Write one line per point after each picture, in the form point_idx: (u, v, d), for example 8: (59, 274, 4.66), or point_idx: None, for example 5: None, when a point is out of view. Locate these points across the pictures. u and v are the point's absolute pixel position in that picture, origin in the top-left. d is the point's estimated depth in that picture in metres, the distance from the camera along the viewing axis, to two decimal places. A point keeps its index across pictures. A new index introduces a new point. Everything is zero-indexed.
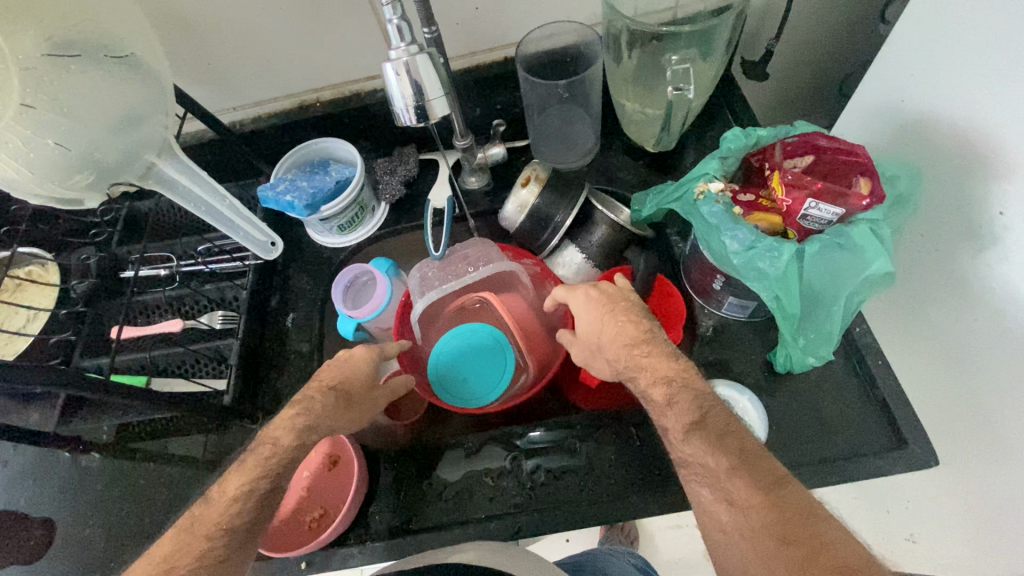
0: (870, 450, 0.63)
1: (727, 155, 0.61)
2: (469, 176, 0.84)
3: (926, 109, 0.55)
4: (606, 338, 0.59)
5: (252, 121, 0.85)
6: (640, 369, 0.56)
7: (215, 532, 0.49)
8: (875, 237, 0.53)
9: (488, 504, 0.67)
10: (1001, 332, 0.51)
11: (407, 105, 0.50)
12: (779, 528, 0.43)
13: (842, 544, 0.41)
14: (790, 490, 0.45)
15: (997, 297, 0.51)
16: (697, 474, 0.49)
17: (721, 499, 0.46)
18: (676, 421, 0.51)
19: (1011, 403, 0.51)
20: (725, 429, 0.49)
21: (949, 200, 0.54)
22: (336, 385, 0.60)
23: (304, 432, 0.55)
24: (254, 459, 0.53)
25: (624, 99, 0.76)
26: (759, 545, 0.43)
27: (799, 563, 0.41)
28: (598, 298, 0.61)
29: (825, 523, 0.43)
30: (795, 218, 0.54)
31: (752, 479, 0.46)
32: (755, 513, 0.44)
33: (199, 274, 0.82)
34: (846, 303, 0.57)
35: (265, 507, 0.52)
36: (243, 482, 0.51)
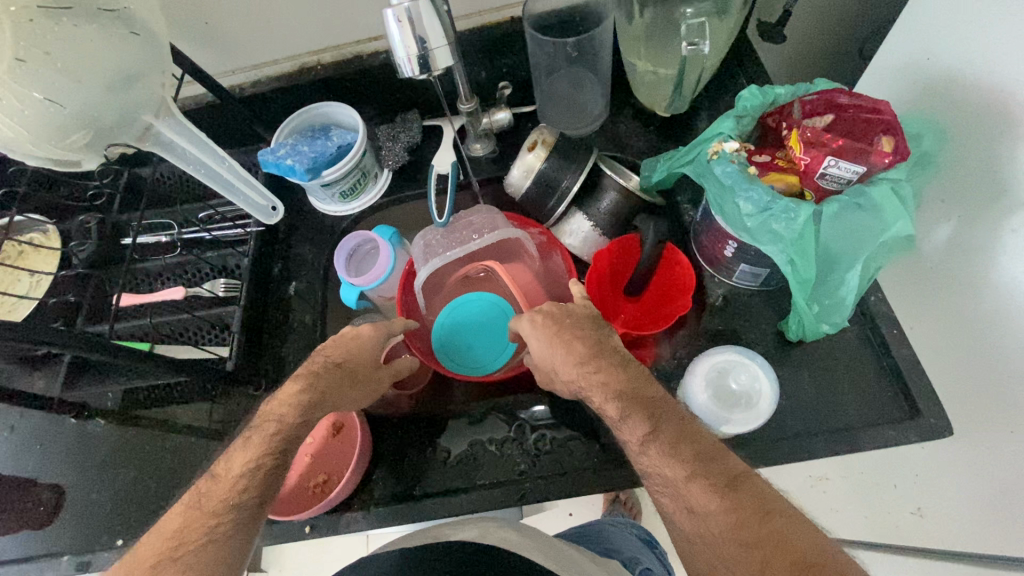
0: (880, 421, 0.63)
1: (743, 114, 0.59)
2: (474, 143, 0.82)
3: (954, 69, 0.52)
4: (559, 360, 0.57)
5: (253, 84, 0.82)
6: (594, 388, 0.54)
7: (222, 508, 0.48)
8: (896, 197, 0.50)
9: (491, 471, 0.66)
10: (1017, 308, 0.49)
11: (409, 55, 0.48)
12: (737, 530, 0.42)
13: (799, 536, 0.41)
14: (746, 488, 0.45)
15: (1017, 267, 0.49)
16: (657, 484, 0.48)
17: (681, 508, 0.46)
18: (631, 433, 0.50)
19: (1011, 383, 0.49)
20: (677, 438, 0.48)
21: (972, 160, 0.52)
22: (342, 363, 0.59)
23: (307, 408, 0.54)
24: (258, 436, 0.52)
25: (635, 59, 0.72)
26: (721, 548, 0.43)
27: (759, 563, 0.40)
28: (544, 322, 0.60)
29: (781, 519, 0.42)
30: (813, 178, 0.52)
31: (707, 484, 0.45)
32: (713, 519, 0.43)
33: (201, 242, 0.80)
34: (863, 268, 0.54)
35: (271, 481, 0.50)
36: (249, 458, 0.50)
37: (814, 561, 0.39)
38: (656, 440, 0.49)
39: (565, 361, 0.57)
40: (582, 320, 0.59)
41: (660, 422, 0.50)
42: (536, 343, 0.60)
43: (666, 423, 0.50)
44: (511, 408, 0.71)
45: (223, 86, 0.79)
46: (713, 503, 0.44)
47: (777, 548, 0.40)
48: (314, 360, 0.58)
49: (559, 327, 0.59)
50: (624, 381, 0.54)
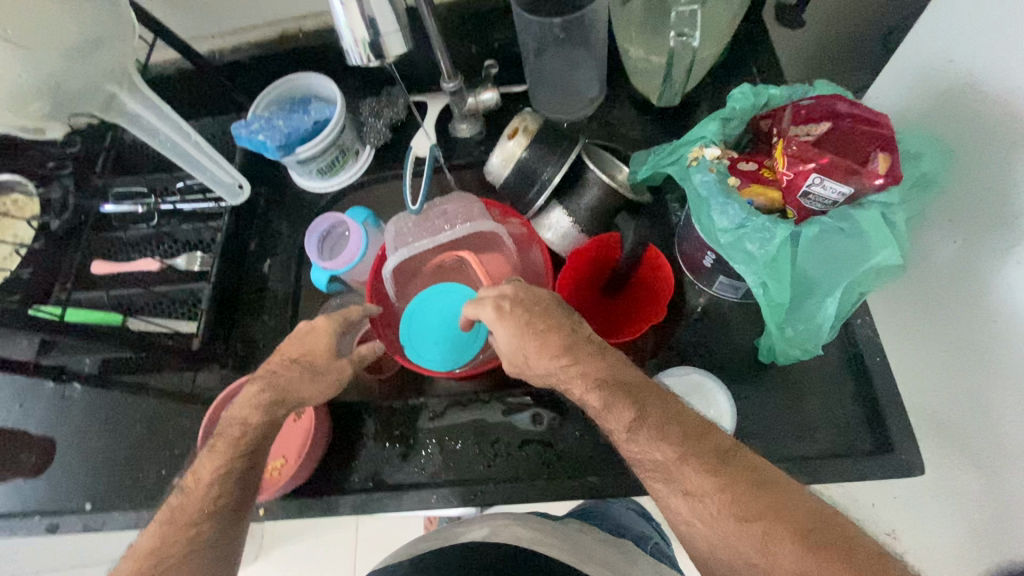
0: (850, 453, 0.59)
1: (730, 117, 0.54)
2: (460, 124, 0.78)
3: (959, 71, 0.47)
4: (530, 352, 0.52)
5: (232, 51, 0.79)
6: (573, 380, 0.51)
7: (200, 517, 0.49)
8: (884, 223, 0.46)
9: (445, 470, 0.65)
10: None
11: (355, 41, 0.44)
12: (735, 506, 0.43)
13: (796, 500, 0.42)
14: (736, 463, 0.45)
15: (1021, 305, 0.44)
16: (649, 470, 0.47)
17: (675, 491, 0.45)
18: (617, 423, 0.48)
19: (1012, 422, 0.45)
20: (665, 421, 0.47)
21: (980, 183, 0.46)
22: (300, 359, 0.55)
23: (270, 408, 0.53)
24: (223, 443, 0.52)
25: (629, 44, 0.66)
26: (721, 526, 0.43)
27: (760, 536, 0.41)
28: (514, 311, 0.53)
29: (779, 489, 0.43)
30: (795, 196, 0.47)
31: (700, 464, 0.45)
32: (709, 499, 0.43)
33: (176, 213, 0.80)
34: (844, 296, 0.50)
35: (242, 483, 0.52)
36: (219, 465, 0.51)
37: (813, 527, 0.40)
38: (644, 425, 0.47)
39: (541, 357, 0.52)
40: (557, 314, 0.53)
41: (645, 405, 0.48)
42: (504, 334, 0.53)
43: (652, 407, 0.48)
44: (474, 406, 0.68)
45: (200, 52, 0.76)
46: (704, 483, 0.44)
47: (776, 517, 0.41)
48: (272, 361, 0.55)
49: (527, 322, 0.52)
50: (605, 372, 0.51)
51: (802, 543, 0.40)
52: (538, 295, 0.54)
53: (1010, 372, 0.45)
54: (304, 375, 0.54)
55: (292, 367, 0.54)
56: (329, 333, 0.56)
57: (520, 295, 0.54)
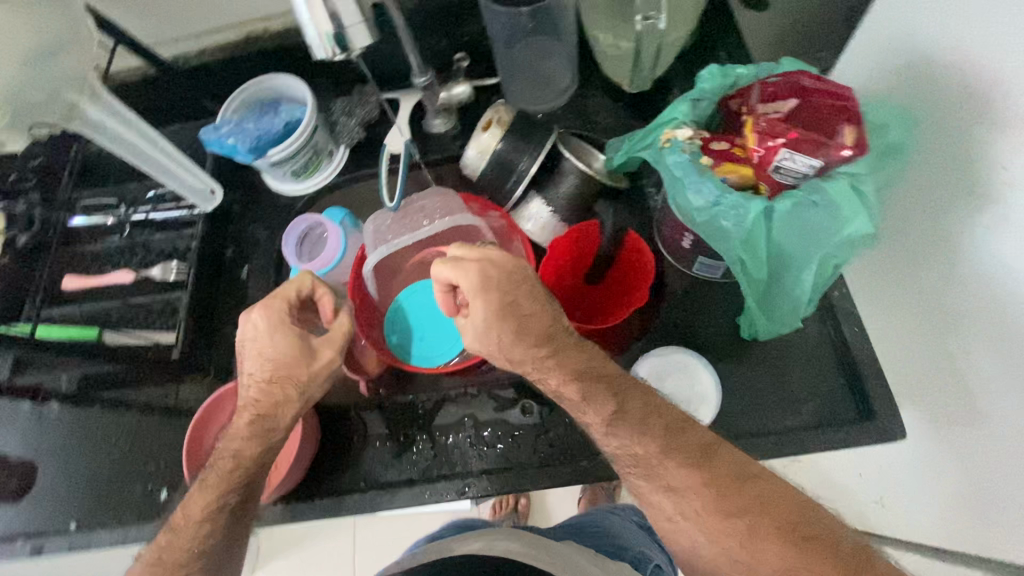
0: (836, 423, 0.60)
1: (701, 97, 0.54)
2: (434, 119, 0.78)
3: (914, 44, 0.49)
4: (506, 336, 0.51)
5: (196, 55, 0.77)
6: (548, 373, 0.52)
7: (187, 557, 0.50)
8: (854, 194, 0.46)
9: (437, 465, 0.64)
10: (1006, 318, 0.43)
11: (318, 34, 0.43)
12: (718, 501, 0.45)
13: (775, 495, 0.45)
14: (720, 456, 0.47)
15: (996, 267, 0.44)
16: (630, 466, 0.49)
17: (658, 487, 0.47)
18: (596, 416, 0.50)
19: (990, 387, 0.46)
20: (647, 415, 0.49)
21: (944, 152, 0.47)
22: (274, 373, 0.50)
23: (265, 436, 0.51)
24: (213, 477, 0.51)
25: (597, 32, 0.67)
26: (704, 522, 0.45)
27: (744, 531, 0.43)
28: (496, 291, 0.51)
29: (757, 481, 0.46)
30: (766, 171, 0.48)
31: (681, 458, 0.47)
32: (693, 495, 0.46)
33: (148, 223, 0.79)
34: (820, 269, 0.51)
35: (234, 522, 0.52)
36: (209, 501, 0.51)
37: (796, 522, 0.43)
38: (624, 421, 0.49)
39: (514, 346, 0.51)
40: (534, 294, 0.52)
41: (626, 400, 0.50)
42: (483, 309, 0.51)
43: (632, 401, 0.50)
44: (464, 399, 0.68)
45: (163, 57, 0.74)
46: (687, 476, 0.46)
47: (757, 514, 0.44)
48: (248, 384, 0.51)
49: (506, 299, 0.51)
50: (581, 363, 0.52)
51: (785, 539, 0.42)
52: (521, 269, 0.52)
53: (975, 332, 0.47)
54: (287, 394, 0.51)
55: (272, 386, 0.51)
56: (282, 331, 0.51)
57: (500, 267, 0.52)
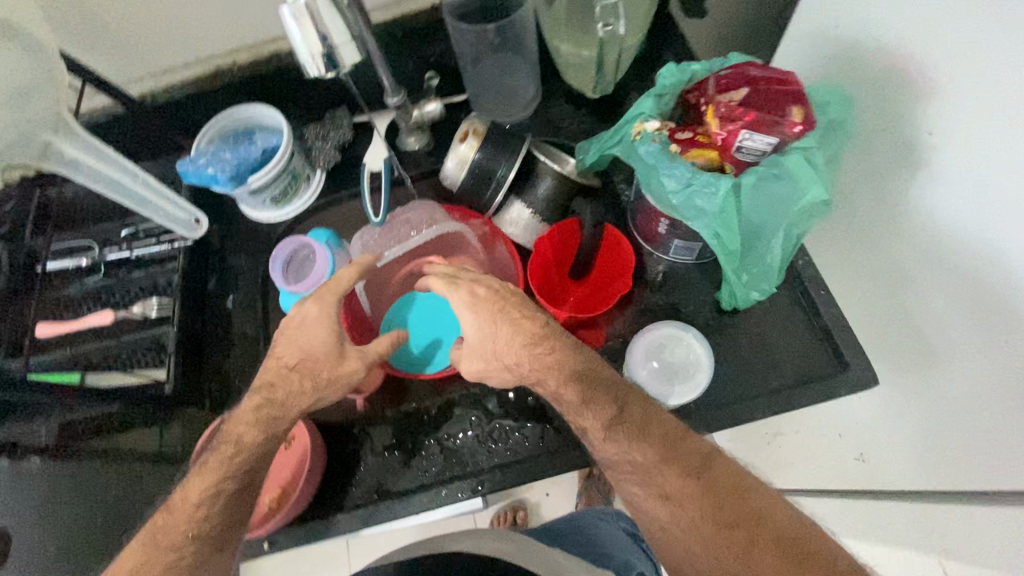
0: (812, 377, 0.66)
1: (663, 93, 0.59)
2: (407, 137, 0.80)
3: (841, 33, 0.56)
4: (500, 338, 0.54)
5: (164, 92, 0.77)
6: (549, 371, 0.53)
7: (183, 540, 0.46)
8: (808, 165, 0.52)
9: (448, 466, 0.65)
10: (950, 261, 0.48)
11: (313, 55, 0.46)
12: (715, 511, 0.44)
13: (777, 512, 0.43)
14: (718, 467, 0.46)
15: (935, 219, 0.49)
16: (628, 472, 0.48)
17: (656, 496, 0.46)
18: (595, 419, 0.50)
19: (947, 330, 0.50)
20: (645, 420, 0.49)
21: (878, 123, 0.53)
22: (298, 366, 0.52)
23: (269, 424, 0.50)
24: (215, 460, 0.49)
25: (559, 43, 0.72)
26: (699, 534, 0.44)
27: (744, 546, 0.42)
28: (487, 297, 0.55)
29: (754, 492, 0.44)
30: (730, 152, 0.53)
31: (681, 468, 0.46)
32: (691, 502, 0.45)
33: (125, 261, 0.78)
34: (786, 237, 0.56)
35: (233, 509, 0.48)
36: (207, 485, 0.48)
37: (798, 537, 0.41)
38: (622, 425, 0.49)
39: (511, 347, 0.54)
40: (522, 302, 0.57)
41: (626, 404, 0.50)
42: (475, 325, 0.55)
43: (632, 406, 0.50)
44: (469, 400, 0.69)
45: (131, 95, 0.74)
46: (682, 484, 0.45)
47: (755, 528, 0.42)
48: (269, 365, 0.52)
49: (497, 307, 0.55)
50: (581, 364, 0.53)
51: (787, 555, 0.40)
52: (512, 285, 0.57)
53: (922, 280, 0.52)
54: (305, 386, 0.52)
55: (289, 377, 0.52)
56: (319, 317, 0.52)
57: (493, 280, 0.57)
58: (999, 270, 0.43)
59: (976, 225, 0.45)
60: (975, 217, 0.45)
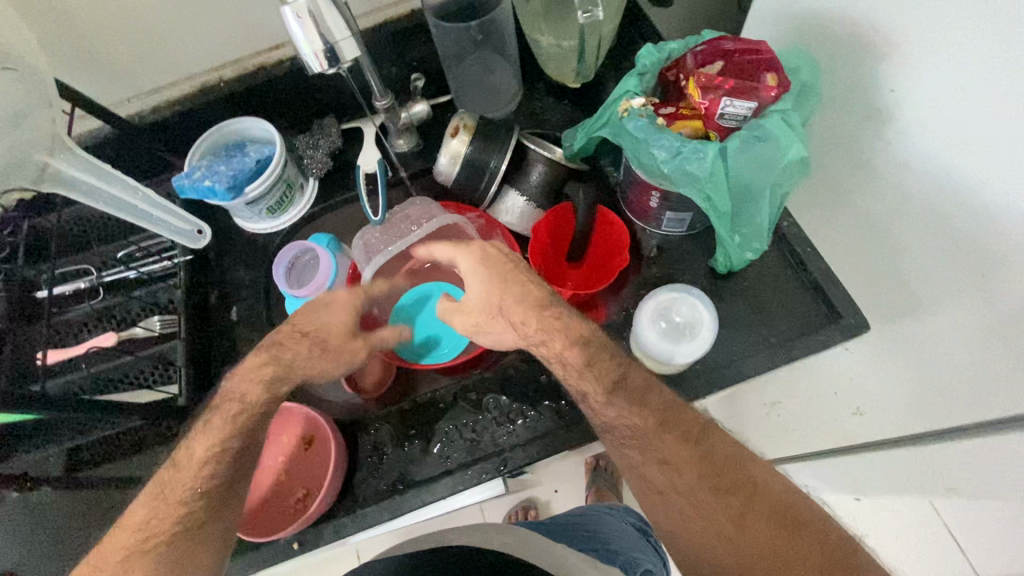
0: (808, 330, 0.70)
1: (644, 72, 0.63)
2: (397, 138, 0.83)
3: (803, 4, 0.60)
4: (509, 305, 0.53)
5: (152, 112, 0.78)
6: (553, 339, 0.52)
7: (189, 496, 0.49)
8: (787, 125, 0.55)
9: (469, 450, 0.66)
10: (924, 203, 0.52)
11: (316, 51, 0.48)
12: (713, 477, 0.47)
13: (770, 481, 0.46)
14: (716, 438, 0.49)
15: (905, 166, 0.53)
16: (625, 436, 0.50)
17: (652, 460, 0.48)
18: (596, 384, 0.51)
19: (925, 269, 0.54)
20: (646, 390, 0.51)
21: (844, 84, 0.58)
22: (309, 333, 0.53)
23: (273, 384, 0.51)
24: (220, 418, 0.50)
25: (537, 35, 0.75)
26: (695, 499, 0.47)
27: (737, 509, 0.45)
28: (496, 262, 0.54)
29: (751, 464, 0.47)
30: (714, 120, 0.57)
31: (678, 435, 0.48)
32: (688, 468, 0.47)
33: (125, 282, 0.77)
34: (773, 196, 0.59)
35: (238, 465, 0.51)
36: (212, 443, 0.50)
37: (792, 504, 0.45)
38: (623, 393, 0.50)
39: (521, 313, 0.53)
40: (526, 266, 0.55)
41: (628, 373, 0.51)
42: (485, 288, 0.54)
43: (634, 376, 0.51)
44: (483, 386, 0.69)
45: (120, 117, 0.75)
46: (683, 453, 0.48)
47: (751, 496, 0.45)
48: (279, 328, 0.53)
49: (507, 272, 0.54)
50: (590, 334, 0.52)
51: (780, 521, 0.44)
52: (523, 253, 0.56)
53: (899, 225, 0.56)
54: (313, 351, 0.52)
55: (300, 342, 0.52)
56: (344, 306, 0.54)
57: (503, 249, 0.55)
58: (982, 199, 0.46)
59: (953, 160, 0.48)
60: (952, 151, 0.48)
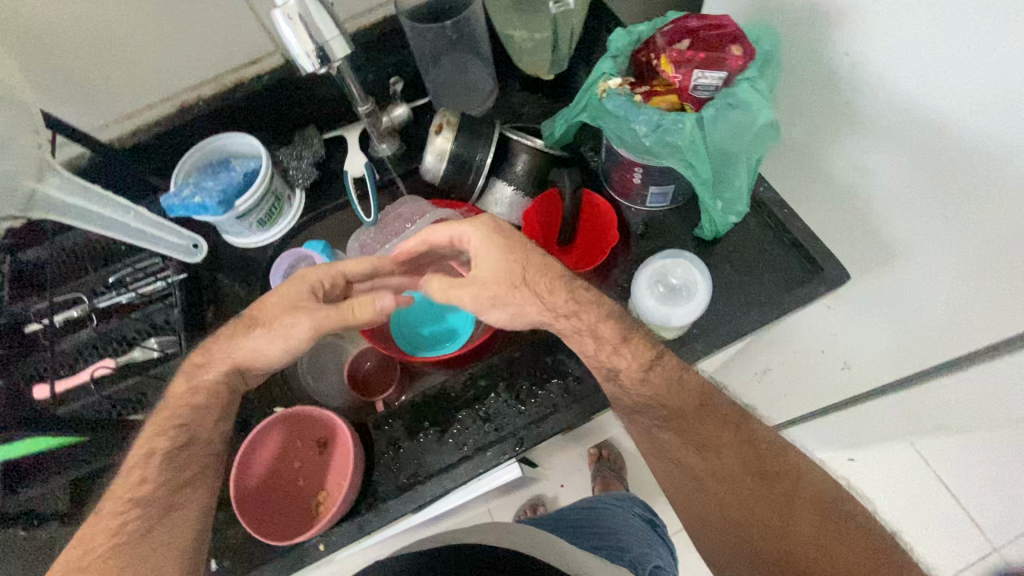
0: (790, 285, 0.75)
1: (617, 55, 0.66)
2: (380, 143, 0.83)
3: None
4: (513, 282, 0.56)
5: (133, 135, 0.78)
6: (571, 317, 0.57)
7: (123, 505, 0.56)
8: (757, 91, 0.58)
9: (483, 435, 0.68)
10: (887, 151, 0.56)
11: (307, 52, 0.52)
12: (753, 461, 0.53)
13: (806, 467, 0.53)
14: (755, 425, 0.55)
15: (867, 120, 0.57)
16: (664, 416, 0.56)
17: (693, 445, 0.55)
18: (631, 359, 0.56)
19: (894, 213, 0.58)
20: (681, 369, 0.57)
21: (804, 50, 0.62)
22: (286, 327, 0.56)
23: (194, 376, 0.60)
24: (152, 426, 0.59)
25: (512, 29, 0.80)
26: (737, 480, 0.53)
27: (776, 490, 0.52)
28: (494, 241, 0.57)
29: (790, 452, 0.54)
30: (687, 92, 0.60)
31: (717, 420, 0.55)
32: (726, 451, 0.54)
33: (118, 308, 0.75)
34: (750, 160, 0.63)
35: (167, 471, 0.58)
36: (141, 451, 0.59)
37: (824, 489, 0.52)
38: (657, 369, 0.56)
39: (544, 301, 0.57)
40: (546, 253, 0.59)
41: (659, 350, 0.57)
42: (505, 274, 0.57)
43: (666, 354, 0.57)
44: (491, 372, 0.71)
45: (102, 142, 0.74)
46: (727, 439, 0.54)
47: (790, 480, 0.52)
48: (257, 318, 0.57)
49: (511, 250, 0.57)
50: (606, 310, 0.57)
51: (815, 503, 0.50)
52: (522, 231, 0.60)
53: (868, 176, 0.60)
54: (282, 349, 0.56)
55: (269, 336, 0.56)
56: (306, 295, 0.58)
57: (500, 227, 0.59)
58: (952, 131, 0.48)
59: (920, 92, 0.50)
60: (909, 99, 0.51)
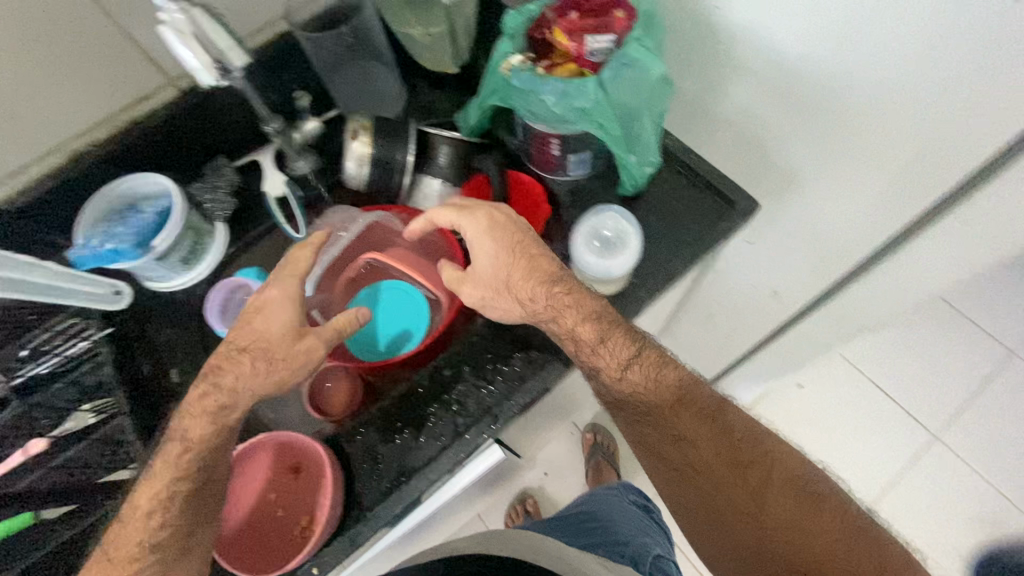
0: None
1: (514, 34, 0.68)
2: (297, 160, 0.80)
3: None
4: (513, 272, 0.64)
5: (20, 195, 0.71)
6: (563, 308, 0.62)
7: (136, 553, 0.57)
8: (645, 48, 0.63)
9: (458, 423, 0.66)
10: (770, 86, 0.63)
11: (202, 65, 0.57)
12: (733, 453, 0.60)
13: (783, 450, 0.60)
14: (733, 415, 0.62)
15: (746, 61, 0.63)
16: (646, 407, 0.62)
17: (674, 438, 0.62)
18: (611, 356, 0.61)
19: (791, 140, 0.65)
20: (660, 365, 0.62)
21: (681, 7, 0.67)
22: (252, 346, 0.60)
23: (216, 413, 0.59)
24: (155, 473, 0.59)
25: (408, 27, 0.79)
26: (718, 469, 0.60)
27: (753, 477, 0.58)
28: (496, 230, 0.65)
29: (765, 436, 0.61)
30: (584, 58, 0.64)
31: (699, 413, 0.61)
32: (708, 443, 0.60)
33: (35, 381, 0.69)
34: (652, 113, 0.68)
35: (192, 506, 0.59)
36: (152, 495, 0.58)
37: (794, 467, 0.59)
38: (635, 363, 0.62)
39: (525, 280, 0.64)
40: (532, 234, 0.66)
41: (634, 341, 0.62)
42: (489, 246, 0.64)
43: (646, 346, 0.63)
44: (451, 359, 0.69)
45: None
46: (700, 431, 0.61)
47: (767, 464, 0.59)
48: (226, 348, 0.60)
49: (515, 239, 0.65)
50: (588, 306, 0.62)
51: (791, 486, 0.57)
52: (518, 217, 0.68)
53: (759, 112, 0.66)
54: (256, 367, 0.59)
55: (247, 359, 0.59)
56: (287, 294, 0.60)
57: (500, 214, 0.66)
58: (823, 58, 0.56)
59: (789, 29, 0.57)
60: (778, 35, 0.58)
